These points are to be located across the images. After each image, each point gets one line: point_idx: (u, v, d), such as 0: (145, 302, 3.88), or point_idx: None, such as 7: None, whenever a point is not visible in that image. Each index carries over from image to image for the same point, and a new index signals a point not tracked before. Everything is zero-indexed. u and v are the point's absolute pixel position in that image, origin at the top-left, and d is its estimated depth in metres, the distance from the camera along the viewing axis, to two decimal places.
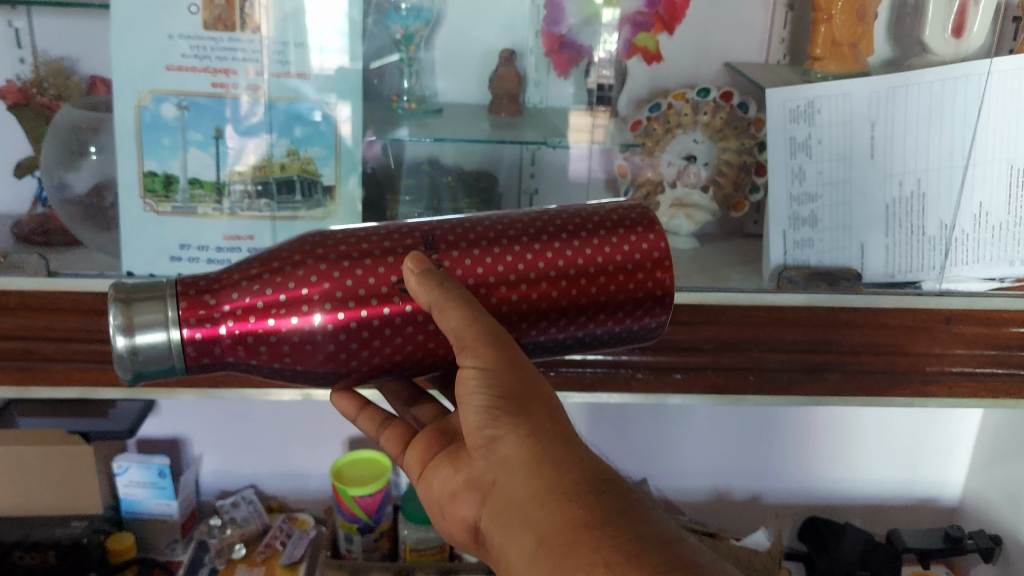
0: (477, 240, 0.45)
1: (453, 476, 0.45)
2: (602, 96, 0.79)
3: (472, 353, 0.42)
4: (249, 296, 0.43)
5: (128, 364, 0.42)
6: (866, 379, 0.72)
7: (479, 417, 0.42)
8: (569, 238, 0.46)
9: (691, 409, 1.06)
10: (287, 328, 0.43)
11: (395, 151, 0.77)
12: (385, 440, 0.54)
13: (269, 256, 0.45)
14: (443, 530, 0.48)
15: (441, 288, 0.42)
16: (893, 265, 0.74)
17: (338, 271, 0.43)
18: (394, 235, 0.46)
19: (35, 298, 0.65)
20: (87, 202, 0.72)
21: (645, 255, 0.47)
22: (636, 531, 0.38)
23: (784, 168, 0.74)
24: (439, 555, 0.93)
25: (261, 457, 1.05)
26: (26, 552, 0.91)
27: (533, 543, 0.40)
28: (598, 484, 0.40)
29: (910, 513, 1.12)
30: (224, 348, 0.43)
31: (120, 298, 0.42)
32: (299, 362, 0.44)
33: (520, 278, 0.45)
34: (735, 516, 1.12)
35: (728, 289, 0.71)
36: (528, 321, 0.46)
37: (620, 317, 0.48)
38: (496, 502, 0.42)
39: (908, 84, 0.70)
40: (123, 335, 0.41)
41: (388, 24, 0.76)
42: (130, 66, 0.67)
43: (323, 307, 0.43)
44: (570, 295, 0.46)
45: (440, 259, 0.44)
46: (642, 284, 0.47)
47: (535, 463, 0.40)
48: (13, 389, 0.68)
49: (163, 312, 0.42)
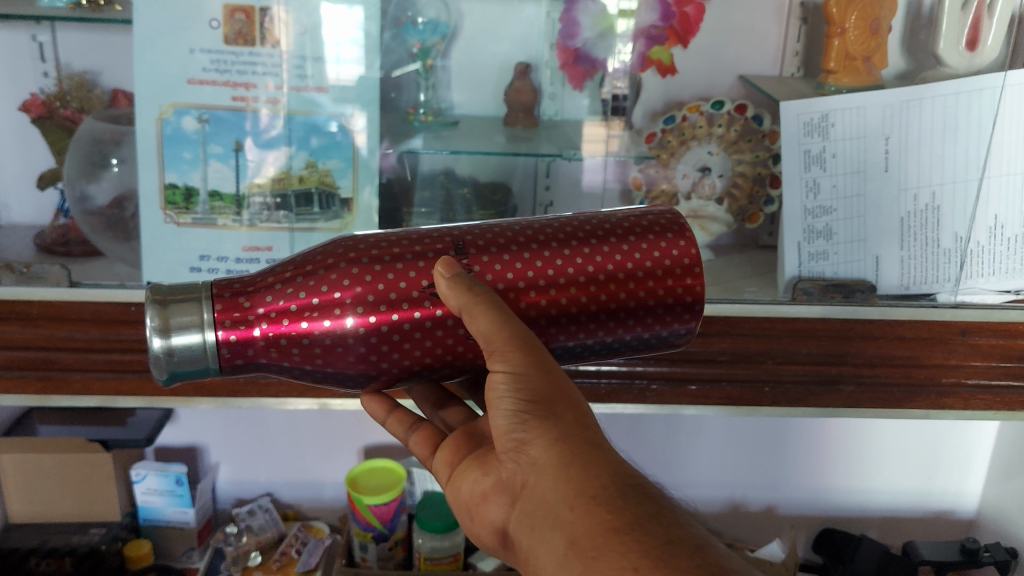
0: (507, 245, 0.45)
1: (483, 479, 0.46)
2: (616, 107, 0.80)
3: (501, 357, 0.42)
4: (283, 299, 0.44)
5: (163, 365, 0.42)
6: (883, 392, 0.73)
7: (508, 420, 0.42)
8: (599, 244, 0.46)
9: (706, 419, 1.06)
10: (319, 331, 0.43)
11: (411, 163, 0.78)
12: (413, 442, 0.54)
13: (303, 260, 0.46)
14: (474, 533, 0.48)
15: (470, 292, 0.42)
16: (908, 277, 0.73)
17: (369, 275, 0.43)
18: (425, 240, 0.46)
19: (56, 308, 0.66)
20: (106, 213, 0.73)
21: (675, 261, 0.47)
22: (666, 536, 0.37)
23: (798, 181, 0.74)
24: (453, 565, 0.93)
25: (279, 464, 1.06)
26: (43, 558, 0.91)
27: (562, 546, 0.39)
28: (628, 489, 0.39)
29: (926, 525, 1.11)
30: (257, 350, 0.44)
31: (156, 299, 0.43)
32: (331, 363, 0.45)
33: (550, 284, 0.45)
34: (751, 527, 1.12)
35: (743, 300, 0.72)
36: (557, 326, 0.46)
37: (649, 322, 0.47)
38: (526, 505, 0.42)
39: (921, 98, 0.71)
40: (159, 336, 0.42)
41: (407, 37, 0.77)
42: (151, 79, 0.68)
43: (355, 311, 0.43)
44: (600, 300, 0.46)
45: (470, 263, 0.45)
46: (672, 290, 0.47)
47: (563, 466, 0.40)
48: (35, 398, 0.69)
49: (198, 314, 0.43)
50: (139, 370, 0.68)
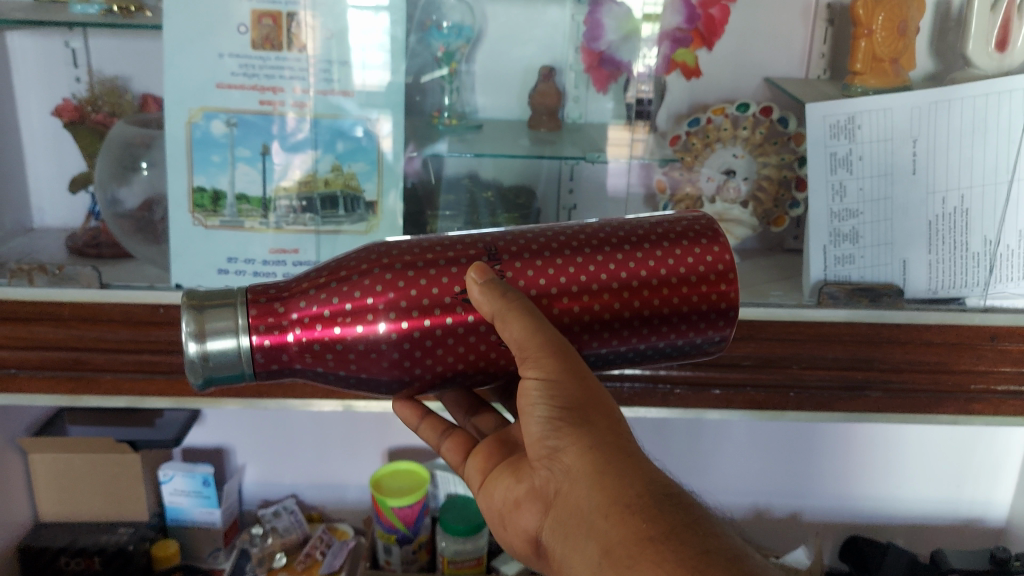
0: (540, 251, 0.46)
1: (515, 485, 0.46)
2: (641, 111, 0.80)
3: (534, 364, 0.42)
4: (316, 304, 0.44)
5: (199, 370, 0.43)
6: (909, 397, 0.72)
7: (542, 427, 0.42)
8: (632, 250, 0.46)
9: (730, 423, 1.05)
10: (352, 337, 0.44)
11: (435, 166, 0.78)
12: (446, 448, 0.54)
13: (337, 265, 0.46)
14: (506, 542, 0.48)
15: (504, 298, 0.42)
16: (936, 281, 0.72)
17: (402, 281, 0.44)
18: (457, 245, 0.46)
19: (88, 309, 0.67)
20: (137, 216, 0.74)
21: (710, 267, 0.47)
22: (702, 545, 0.37)
23: (825, 184, 0.73)
24: (476, 568, 0.94)
25: (304, 466, 1.07)
26: (72, 557, 0.92)
27: (598, 555, 0.39)
28: (663, 497, 0.39)
29: (954, 533, 1.10)
30: (292, 354, 0.44)
31: (192, 304, 0.43)
32: (364, 369, 0.45)
33: (583, 290, 0.45)
34: (776, 534, 1.11)
35: (768, 304, 0.71)
36: (590, 333, 0.46)
37: (683, 329, 0.47)
38: (560, 513, 0.42)
39: (950, 99, 0.70)
40: (195, 341, 0.42)
41: (431, 41, 0.77)
42: (182, 85, 0.69)
43: (388, 316, 0.43)
44: (633, 306, 0.46)
45: (502, 269, 0.45)
46: (706, 296, 0.47)
47: (598, 473, 0.40)
48: (65, 398, 0.70)
49: (233, 319, 0.43)
50: (168, 371, 0.69)
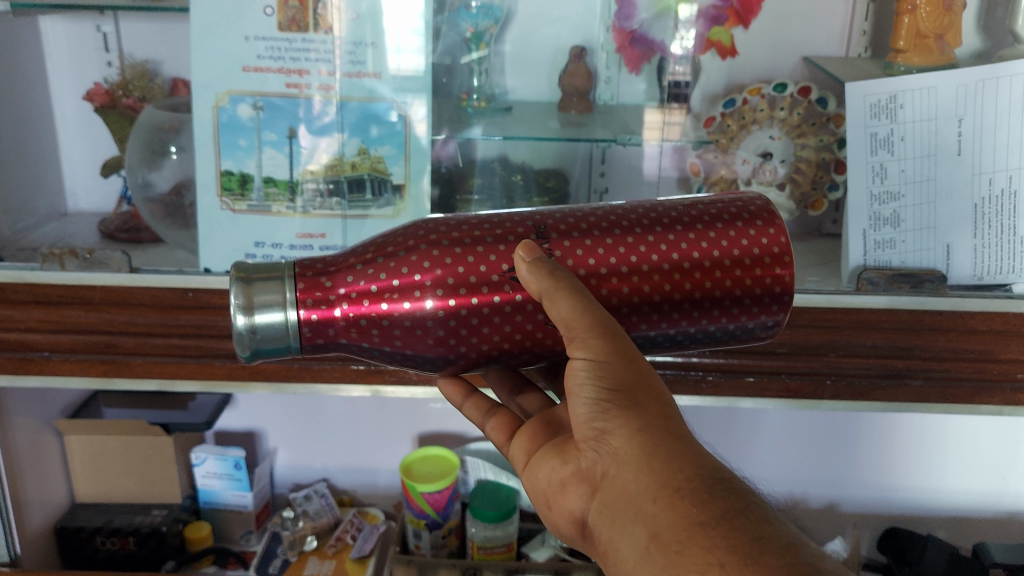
0: (589, 230, 0.44)
1: (561, 467, 0.45)
2: (677, 94, 0.78)
3: (581, 344, 0.41)
4: (364, 280, 0.43)
5: (246, 342, 0.43)
6: (953, 387, 0.70)
7: (589, 408, 0.41)
8: (684, 231, 0.45)
9: (764, 412, 1.04)
10: (399, 313, 0.43)
11: (465, 150, 0.77)
12: (490, 427, 0.53)
13: (384, 240, 0.45)
14: (551, 524, 0.47)
15: (552, 277, 0.41)
16: (981, 267, 0.70)
17: (450, 257, 0.43)
18: (505, 223, 0.45)
19: (118, 293, 0.68)
20: (168, 201, 0.74)
21: (764, 250, 0.45)
22: (754, 532, 0.35)
23: (864, 166, 0.70)
24: (506, 554, 0.93)
25: (338, 450, 1.07)
26: (108, 537, 0.93)
27: (645, 539, 0.38)
28: (714, 482, 0.38)
29: (996, 527, 1.06)
30: (338, 330, 0.44)
31: (240, 278, 0.43)
32: (410, 345, 0.44)
33: (633, 270, 0.44)
34: (814, 526, 1.09)
35: (805, 289, 0.69)
36: (639, 314, 0.45)
37: (735, 313, 0.46)
38: (608, 495, 0.41)
39: (998, 77, 0.67)
40: (243, 314, 0.42)
41: (459, 21, 0.76)
42: (210, 67, 0.69)
43: (436, 293, 0.43)
44: (684, 288, 0.44)
45: (551, 248, 0.44)
46: (760, 280, 0.45)
47: (646, 456, 0.39)
48: (95, 381, 0.71)
49: (281, 293, 0.43)
50: (197, 354, 0.70)
